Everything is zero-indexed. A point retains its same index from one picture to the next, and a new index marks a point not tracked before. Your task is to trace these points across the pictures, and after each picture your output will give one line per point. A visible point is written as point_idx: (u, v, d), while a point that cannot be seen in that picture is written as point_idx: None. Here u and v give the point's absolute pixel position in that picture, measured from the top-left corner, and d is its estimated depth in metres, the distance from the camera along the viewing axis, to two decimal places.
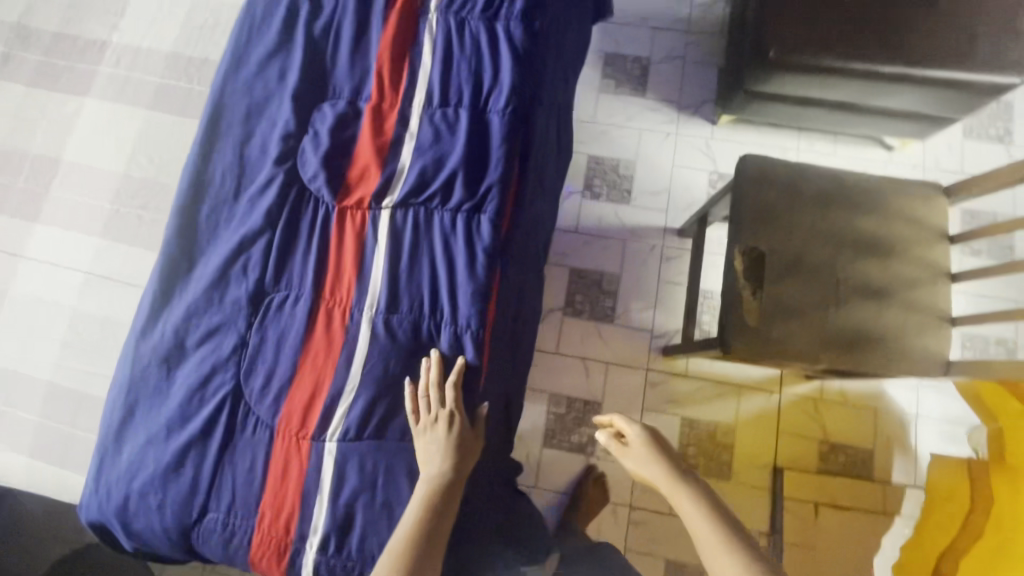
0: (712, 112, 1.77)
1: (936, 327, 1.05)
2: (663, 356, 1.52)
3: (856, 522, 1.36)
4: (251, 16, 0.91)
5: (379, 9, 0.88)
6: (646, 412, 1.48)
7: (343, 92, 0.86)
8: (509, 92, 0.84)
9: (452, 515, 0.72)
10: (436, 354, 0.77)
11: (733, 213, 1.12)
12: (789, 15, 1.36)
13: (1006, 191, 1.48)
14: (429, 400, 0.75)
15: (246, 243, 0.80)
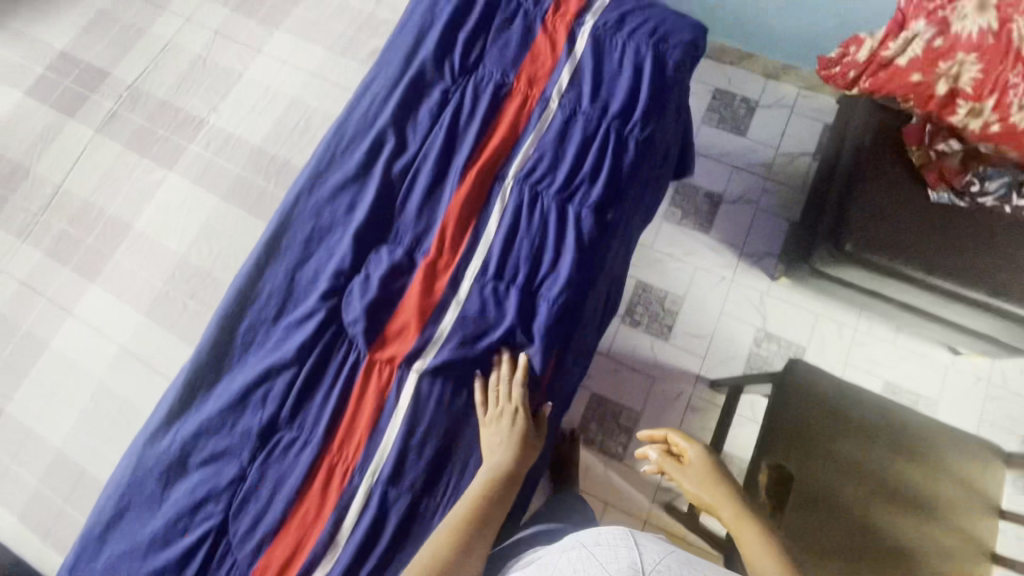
0: (774, 267, 1.71)
1: None
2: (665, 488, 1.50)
3: None
4: (338, 137, 0.93)
5: (459, 165, 0.89)
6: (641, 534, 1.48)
7: (403, 239, 0.87)
8: (565, 282, 0.84)
9: (505, 504, 0.79)
10: (507, 354, 0.82)
11: (767, 422, 1.07)
12: (875, 211, 1.31)
13: None
14: (496, 392, 0.81)
15: (271, 373, 0.81)
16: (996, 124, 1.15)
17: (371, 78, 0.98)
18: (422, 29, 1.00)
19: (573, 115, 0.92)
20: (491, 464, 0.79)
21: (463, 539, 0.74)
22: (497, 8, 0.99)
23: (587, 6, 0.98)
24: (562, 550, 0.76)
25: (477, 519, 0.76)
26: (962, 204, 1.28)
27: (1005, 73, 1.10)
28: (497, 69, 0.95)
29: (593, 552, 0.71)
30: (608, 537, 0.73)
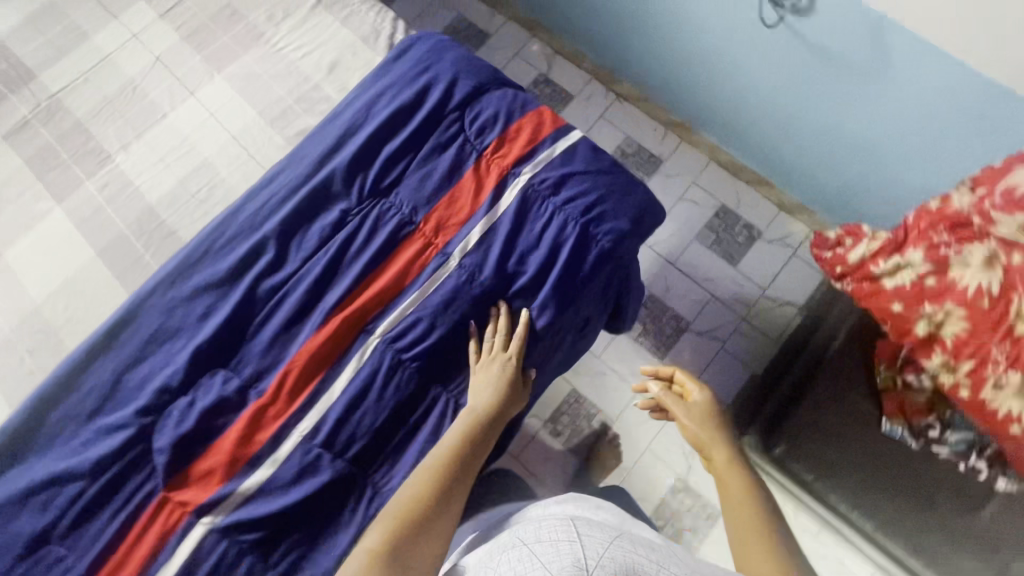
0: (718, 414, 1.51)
1: None
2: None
3: None
4: (219, 230, 0.86)
5: (327, 305, 0.81)
6: None
7: (245, 371, 0.80)
8: (399, 479, 0.77)
9: (485, 451, 0.77)
10: (505, 306, 0.82)
11: None
12: (820, 427, 1.23)
13: None
14: (491, 341, 0.81)
15: (62, 478, 0.76)
16: (965, 389, 0.97)
17: (277, 169, 0.89)
18: (347, 128, 0.89)
19: (468, 284, 0.83)
20: (473, 409, 0.79)
21: (432, 495, 0.72)
22: (434, 129, 0.89)
23: (529, 159, 0.87)
24: (501, 548, 0.72)
25: (456, 460, 0.75)
26: (915, 447, 1.13)
27: (989, 346, 0.92)
28: (408, 202, 0.85)
29: (535, 552, 0.67)
30: (550, 532, 0.70)
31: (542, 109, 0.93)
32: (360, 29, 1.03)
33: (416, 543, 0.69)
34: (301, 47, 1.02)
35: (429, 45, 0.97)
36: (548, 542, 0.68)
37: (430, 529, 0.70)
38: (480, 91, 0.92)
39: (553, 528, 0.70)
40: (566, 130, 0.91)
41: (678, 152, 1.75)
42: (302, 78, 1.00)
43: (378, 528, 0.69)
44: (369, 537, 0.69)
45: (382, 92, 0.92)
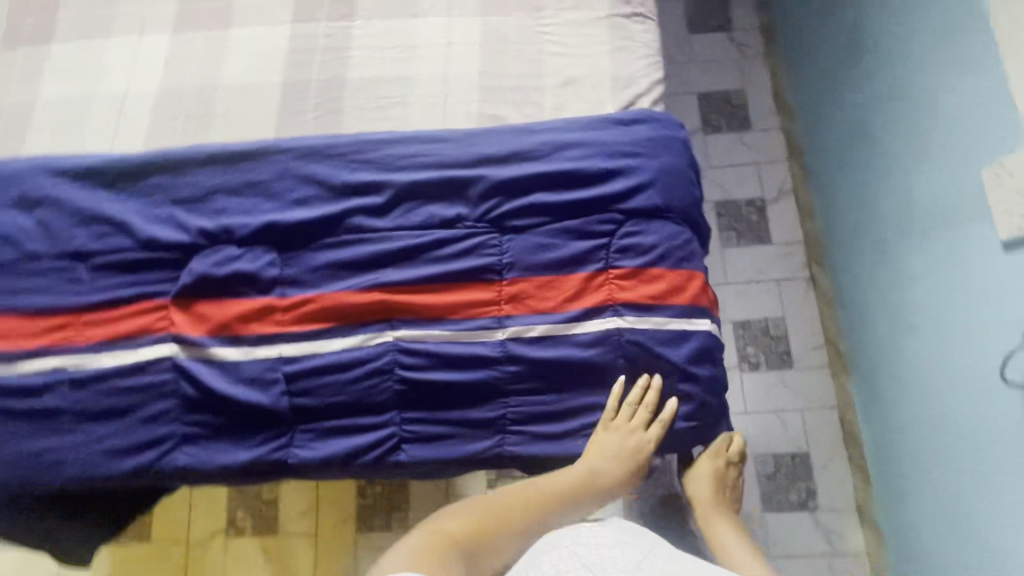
0: None
1: None
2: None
3: None
4: (367, 145, 0.88)
5: (383, 278, 0.81)
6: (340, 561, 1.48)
7: (287, 269, 0.83)
8: (312, 454, 0.78)
9: (585, 504, 0.78)
10: (660, 383, 0.79)
11: None
12: None
13: None
14: (632, 413, 0.78)
15: (124, 228, 0.87)
16: None
17: (448, 135, 0.88)
18: (527, 153, 0.86)
19: (497, 362, 0.78)
20: (592, 466, 0.77)
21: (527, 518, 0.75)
22: (590, 215, 0.83)
23: (641, 310, 0.80)
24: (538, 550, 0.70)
25: (556, 501, 0.77)
26: None
27: None
28: (514, 256, 0.82)
29: (576, 554, 0.66)
30: (595, 539, 0.68)
31: (698, 275, 0.83)
32: (619, 69, 0.96)
33: (488, 553, 0.72)
34: (560, 45, 0.98)
35: (657, 136, 0.89)
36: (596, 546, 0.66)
37: (501, 548, 0.73)
38: (660, 213, 0.84)
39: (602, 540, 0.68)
40: (698, 312, 0.81)
41: (812, 372, 1.53)
42: (537, 73, 0.96)
43: (462, 517, 0.74)
44: (447, 519, 0.73)
45: (581, 147, 0.87)
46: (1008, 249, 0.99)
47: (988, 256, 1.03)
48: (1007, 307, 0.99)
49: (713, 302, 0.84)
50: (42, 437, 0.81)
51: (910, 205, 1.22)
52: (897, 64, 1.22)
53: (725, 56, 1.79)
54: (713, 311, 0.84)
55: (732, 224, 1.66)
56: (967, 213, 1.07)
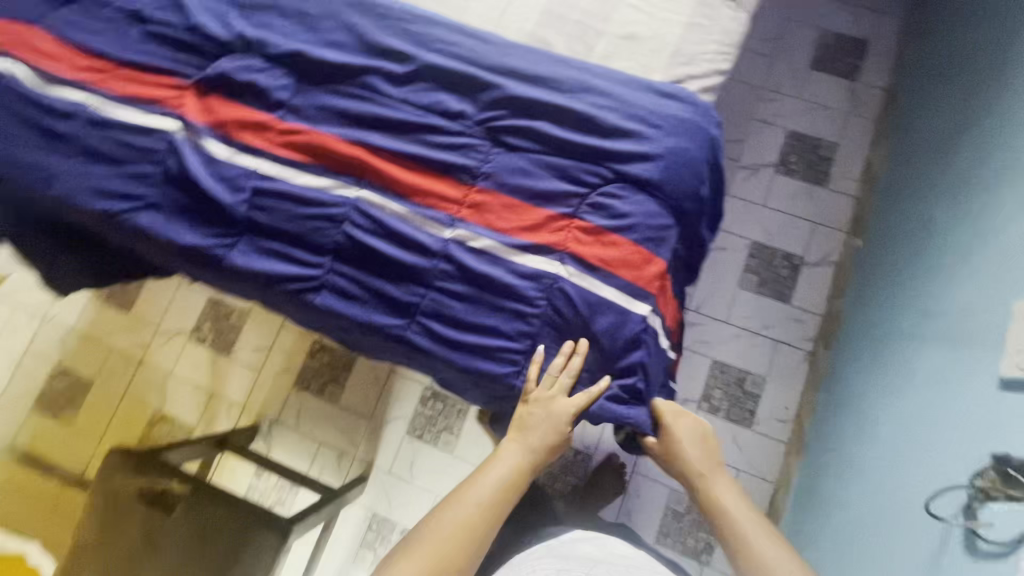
0: None
1: None
2: (280, 429, 1.60)
3: (47, 521, 1.56)
4: (412, 17, 0.90)
5: (372, 139, 0.84)
6: (273, 402, 1.62)
7: (296, 99, 0.88)
8: (247, 264, 0.84)
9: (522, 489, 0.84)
10: (581, 346, 0.80)
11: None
12: None
13: None
14: (551, 381, 0.80)
15: (180, 8, 0.93)
16: None
17: (489, 39, 0.89)
18: (552, 83, 0.86)
19: (433, 255, 0.81)
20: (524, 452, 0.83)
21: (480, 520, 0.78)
22: (581, 163, 0.83)
23: (586, 268, 0.80)
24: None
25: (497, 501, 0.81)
26: None
27: None
28: (494, 170, 0.83)
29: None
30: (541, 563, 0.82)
31: (657, 262, 0.82)
32: (684, 45, 0.94)
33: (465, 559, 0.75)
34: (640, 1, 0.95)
35: (685, 119, 0.86)
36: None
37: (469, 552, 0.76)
38: (649, 191, 0.83)
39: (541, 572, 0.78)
40: (641, 294, 0.80)
41: (767, 439, 1.48)
42: (604, 18, 0.94)
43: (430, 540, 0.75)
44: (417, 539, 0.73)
45: (605, 98, 0.85)
46: (1002, 389, 0.90)
47: (978, 390, 0.95)
48: (972, 446, 0.92)
49: (663, 294, 0.83)
50: (46, 156, 0.90)
51: (934, 314, 1.13)
52: (993, 168, 1.10)
53: (834, 104, 1.66)
54: (659, 303, 0.83)
55: (758, 269, 1.58)
56: (979, 341, 0.98)
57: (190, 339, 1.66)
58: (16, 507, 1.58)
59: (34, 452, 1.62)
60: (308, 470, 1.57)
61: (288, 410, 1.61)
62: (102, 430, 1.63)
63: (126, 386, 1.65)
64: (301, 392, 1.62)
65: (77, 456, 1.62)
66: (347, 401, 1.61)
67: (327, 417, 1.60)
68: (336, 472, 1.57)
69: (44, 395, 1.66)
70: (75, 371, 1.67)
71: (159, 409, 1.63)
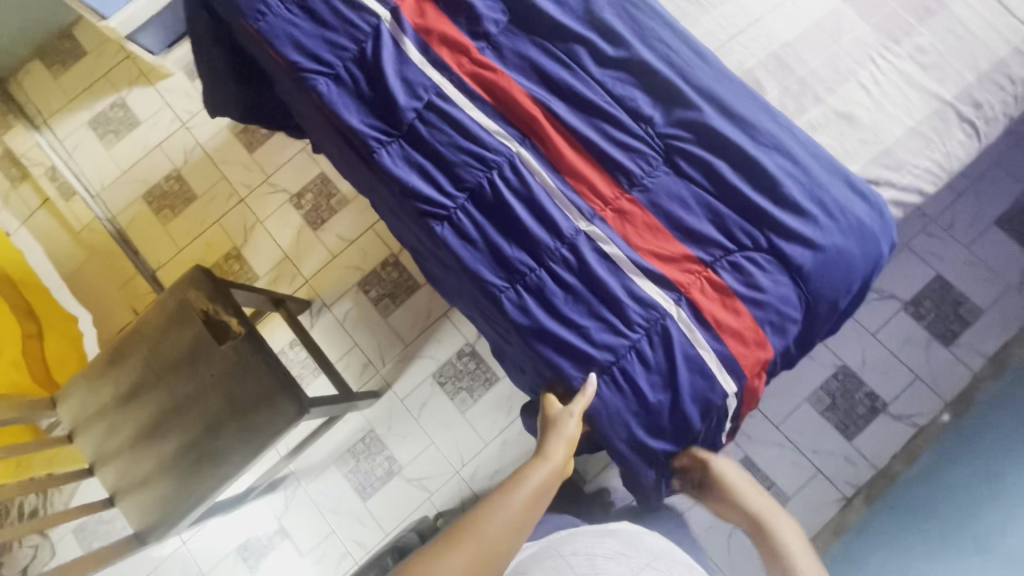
0: (437, 507, 1.53)
1: (82, 402, 1.16)
2: (328, 315, 1.68)
3: (116, 295, 1.73)
4: (643, 8, 0.87)
5: (554, 106, 0.84)
6: (333, 289, 1.69)
7: (502, 37, 0.88)
8: (390, 165, 0.86)
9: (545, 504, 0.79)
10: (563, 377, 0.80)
11: (233, 425, 1.11)
12: None
13: None
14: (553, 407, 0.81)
15: None
16: None
17: (708, 61, 0.85)
18: (750, 130, 0.82)
19: (561, 238, 0.80)
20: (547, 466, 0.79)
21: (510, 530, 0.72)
22: (741, 218, 0.79)
23: (696, 321, 0.77)
24: (541, 555, 0.83)
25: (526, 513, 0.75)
26: None
27: None
28: (654, 188, 0.81)
29: (573, 558, 0.80)
30: (591, 548, 0.82)
31: (767, 348, 0.78)
32: (898, 150, 0.86)
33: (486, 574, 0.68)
34: (874, 87, 0.88)
35: (865, 223, 0.80)
36: (593, 558, 0.79)
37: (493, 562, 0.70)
38: (794, 276, 0.78)
39: (596, 550, 0.81)
40: (735, 370, 0.77)
41: None
42: (829, 88, 0.88)
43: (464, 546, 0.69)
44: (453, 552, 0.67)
45: (795, 167, 0.80)
46: None
47: None
48: None
49: (755, 383, 0.79)
50: None
51: (1004, 529, 1.02)
52: None
53: (1002, 271, 1.50)
54: (747, 390, 0.79)
55: (836, 393, 1.48)
56: None
57: (291, 201, 1.75)
58: (98, 271, 1.76)
59: (129, 234, 1.78)
60: (336, 363, 1.64)
61: (342, 302, 1.68)
62: (187, 242, 1.77)
63: (223, 216, 1.77)
64: (360, 292, 1.68)
65: (160, 253, 1.77)
66: (394, 320, 1.66)
67: (371, 326, 1.66)
68: (358, 377, 1.63)
69: (155, 190, 1.80)
70: (189, 182, 1.80)
71: (240, 248, 1.74)
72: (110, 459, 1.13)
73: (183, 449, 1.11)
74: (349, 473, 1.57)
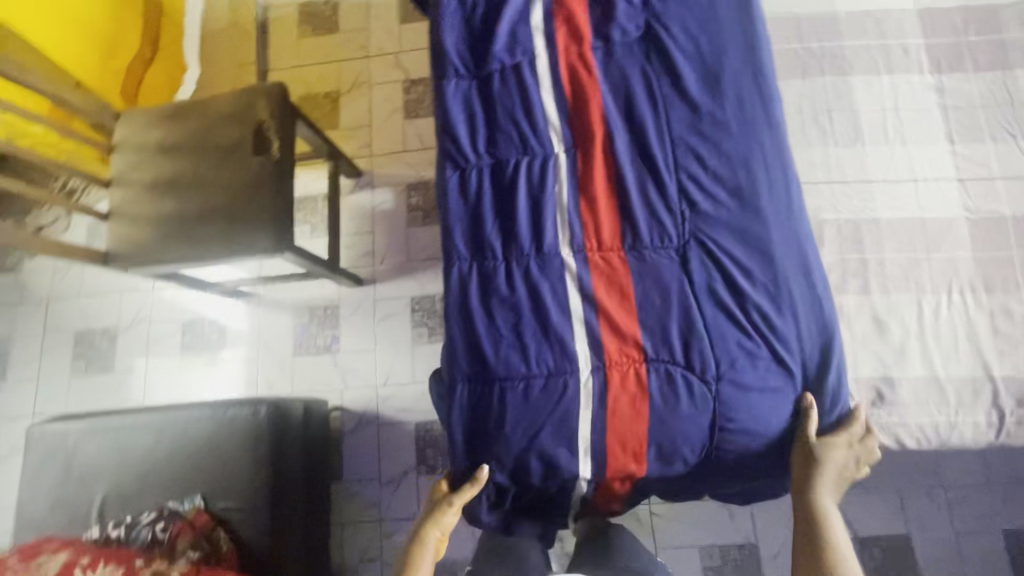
0: (341, 400, 1.62)
1: (133, 131, 1.30)
2: (366, 193, 1.75)
3: (228, 69, 1.89)
4: (764, 102, 0.82)
5: (617, 136, 0.82)
6: (385, 176, 1.76)
7: (620, 48, 0.86)
8: (451, 98, 0.88)
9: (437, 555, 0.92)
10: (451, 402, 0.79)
11: (221, 225, 1.22)
12: None
13: (107, 351, 1.71)
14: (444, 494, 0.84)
15: None
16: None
17: (786, 187, 0.80)
18: (773, 271, 0.77)
19: (537, 251, 0.80)
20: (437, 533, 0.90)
21: None
22: (704, 341, 0.75)
23: (596, 397, 0.76)
24: None
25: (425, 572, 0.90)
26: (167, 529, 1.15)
27: None
28: (649, 262, 0.78)
29: None
30: None
31: (640, 463, 0.76)
32: (904, 387, 0.79)
33: None
34: (930, 316, 0.80)
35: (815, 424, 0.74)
36: None
37: None
38: (712, 419, 0.75)
39: None
40: (598, 458, 0.76)
41: None
42: (885, 288, 0.81)
43: None
44: None
45: (788, 331, 0.77)
46: None
47: None
48: None
49: (610, 481, 0.79)
50: None
51: None
52: None
53: None
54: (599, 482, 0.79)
55: None
56: None
57: (402, 84, 1.82)
58: (229, 42, 1.91)
59: (267, 26, 1.92)
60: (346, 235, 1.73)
61: (384, 192, 1.75)
62: (305, 62, 1.88)
63: (344, 60, 1.86)
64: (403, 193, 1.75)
65: (279, 58, 1.89)
66: (414, 234, 1.72)
67: (393, 226, 1.73)
68: (354, 258, 1.71)
69: (309, 6, 1.92)
70: (338, 16, 1.90)
71: (339, 94, 1.84)
72: (125, 184, 1.27)
73: (177, 216, 1.23)
74: (297, 325, 1.68)
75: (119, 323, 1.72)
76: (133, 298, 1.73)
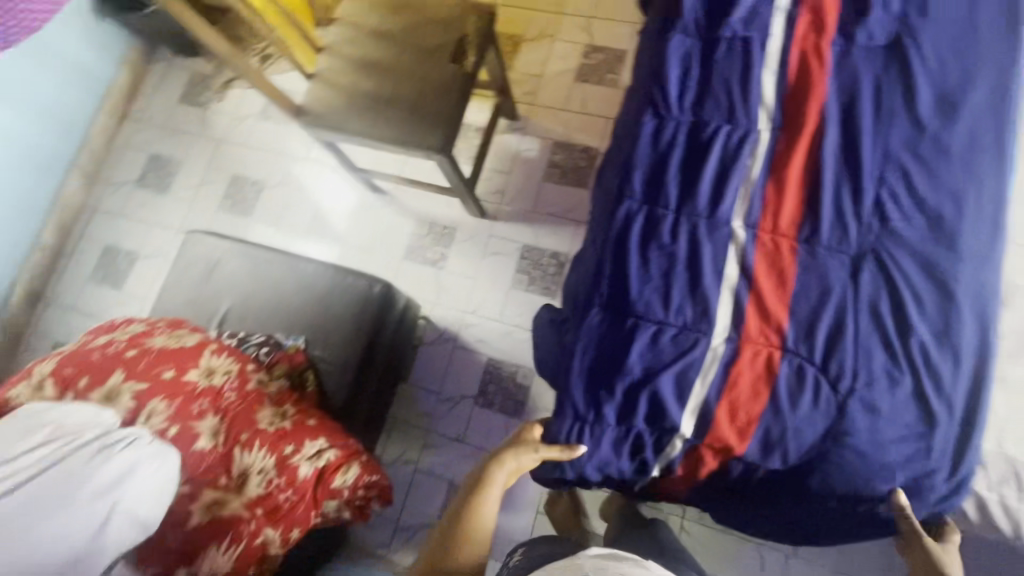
0: (430, 310, 1.72)
1: (355, 11, 1.43)
2: (515, 136, 1.82)
3: None
4: (995, 145, 0.78)
5: (829, 131, 0.81)
6: (538, 126, 1.83)
7: (859, 50, 0.84)
8: (672, 51, 0.90)
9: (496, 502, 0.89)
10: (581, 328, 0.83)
11: (403, 113, 1.32)
12: None
13: (253, 198, 1.91)
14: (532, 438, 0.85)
15: None
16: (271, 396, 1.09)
17: (989, 235, 0.76)
18: (944, 312, 0.75)
19: (710, 214, 0.81)
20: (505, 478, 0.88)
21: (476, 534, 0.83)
22: (851, 351, 0.74)
23: (722, 366, 0.77)
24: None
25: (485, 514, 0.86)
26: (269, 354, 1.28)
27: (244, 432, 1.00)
28: (820, 259, 0.78)
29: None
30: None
31: (743, 443, 0.76)
32: None
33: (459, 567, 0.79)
34: None
35: None
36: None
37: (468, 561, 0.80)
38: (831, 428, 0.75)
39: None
40: (703, 423, 0.77)
41: None
42: None
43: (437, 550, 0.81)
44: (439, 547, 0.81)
45: (942, 374, 0.74)
46: None
47: None
48: None
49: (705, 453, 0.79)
50: None
51: None
52: None
53: None
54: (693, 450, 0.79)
55: None
56: None
57: (583, 47, 1.87)
58: None
59: None
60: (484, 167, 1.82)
61: (532, 140, 1.81)
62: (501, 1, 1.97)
63: (537, 11, 1.93)
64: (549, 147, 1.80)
65: None
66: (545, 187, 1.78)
67: (529, 174, 1.79)
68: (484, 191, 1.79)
69: None
70: None
71: (521, 40, 1.91)
72: (334, 54, 1.41)
73: (369, 94, 1.35)
74: (415, 232, 1.80)
75: (269, 178, 1.92)
76: (288, 162, 1.92)
